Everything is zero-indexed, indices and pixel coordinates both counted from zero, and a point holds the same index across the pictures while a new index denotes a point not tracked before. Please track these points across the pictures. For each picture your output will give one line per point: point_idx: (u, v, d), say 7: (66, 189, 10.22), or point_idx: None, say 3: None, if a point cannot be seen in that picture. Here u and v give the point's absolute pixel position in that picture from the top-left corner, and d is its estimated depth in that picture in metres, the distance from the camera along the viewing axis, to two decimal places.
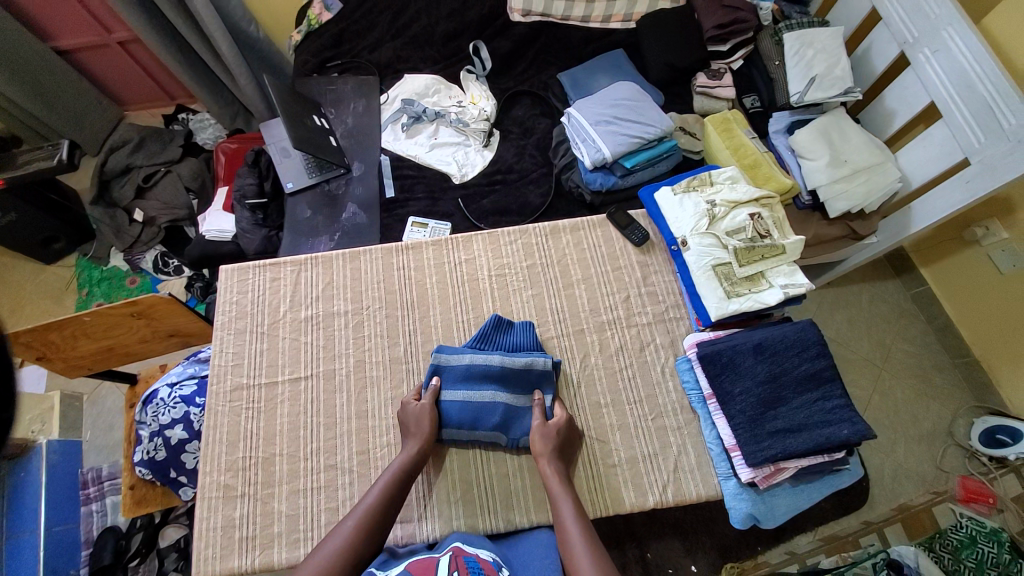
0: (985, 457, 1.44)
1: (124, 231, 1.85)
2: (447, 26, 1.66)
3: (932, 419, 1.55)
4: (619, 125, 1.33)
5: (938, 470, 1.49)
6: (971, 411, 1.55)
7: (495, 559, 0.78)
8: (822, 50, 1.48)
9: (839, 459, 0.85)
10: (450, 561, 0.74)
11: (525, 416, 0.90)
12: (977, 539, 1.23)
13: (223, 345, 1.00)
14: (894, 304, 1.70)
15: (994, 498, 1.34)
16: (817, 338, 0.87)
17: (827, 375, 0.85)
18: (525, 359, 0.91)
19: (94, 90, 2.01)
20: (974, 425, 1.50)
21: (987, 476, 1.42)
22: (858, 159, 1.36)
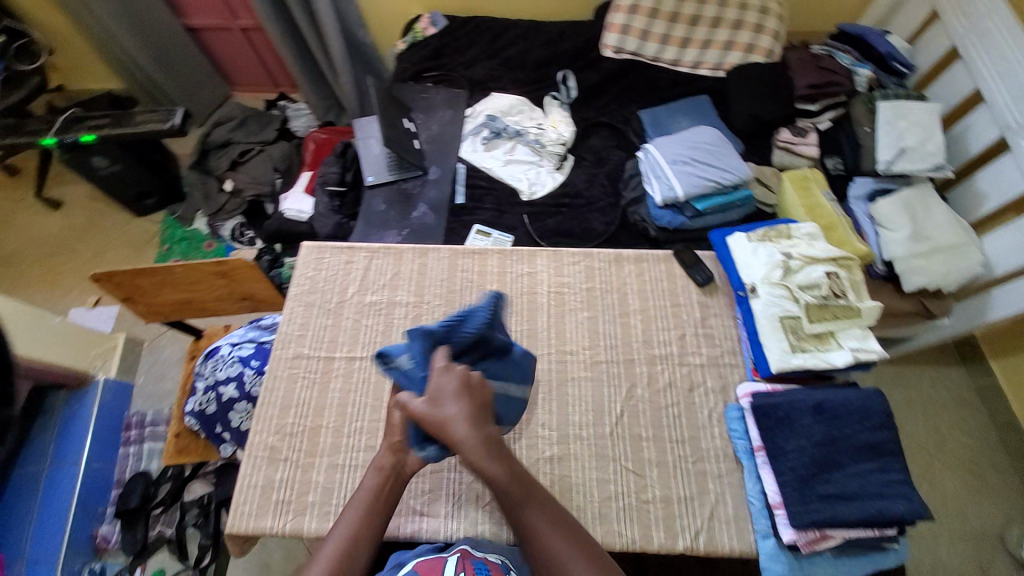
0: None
1: (212, 199, 2.02)
2: (541, 54, 1.75)
3: (982, 519, 1.44)
4: (695, 167, 1.35)
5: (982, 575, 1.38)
6: None
7: (502, 562, 0.81)
8: (916, 123, 1.45)
9: (889, 538, 0.81)
10: (457, 561, 0.77)
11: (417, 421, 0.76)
12: None
13: (292, 315, 1.06)
14: (955, 392, 1.59)
15: None
16: (883, 409, 0.83)
17: (887, 448, 0.81)
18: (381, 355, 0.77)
19: (211, 69, 2.23)
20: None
21: None
22: (940, 238, 1.33)
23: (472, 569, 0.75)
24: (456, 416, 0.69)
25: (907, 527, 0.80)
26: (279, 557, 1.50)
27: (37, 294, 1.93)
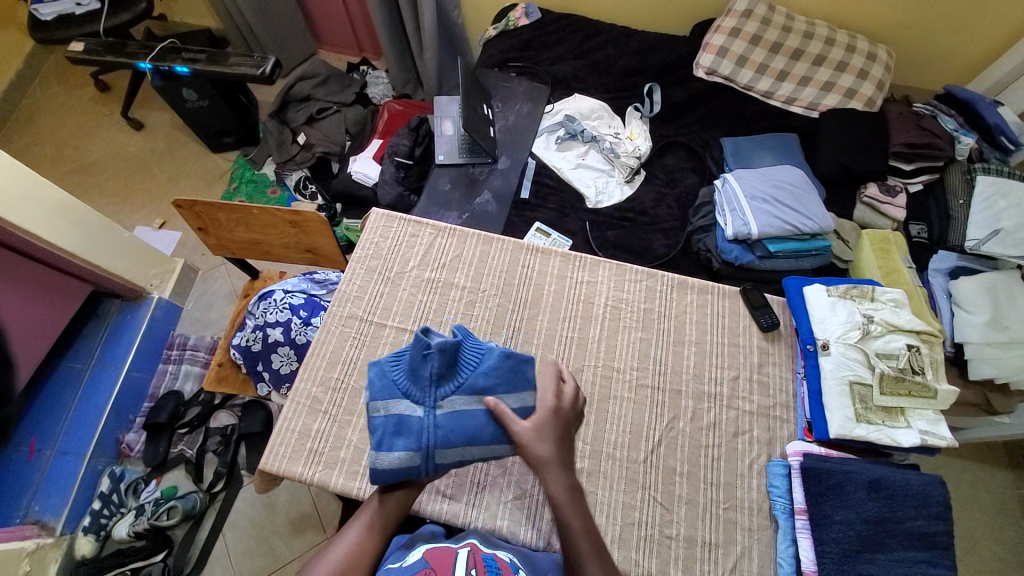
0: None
1: (284, 147, 2.08)
2: (630, 63, 1.72)
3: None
4: (775, 206, 1.30)
5: None
6: None
7: (512, 561, 0.79)
8: (1016, 206, 1.37)
9: None
10: (468, 556, 0.75)
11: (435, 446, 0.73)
12: None
13: (353, 276, 1.08)
14: (998, 498, 1.59)
15: None
16: (943, 500, 0.79)
17: (939, 541, 0.76)
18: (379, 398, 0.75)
19: (304, 25, 2.28)
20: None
21: None
22: (1021, 330, 1.24)
23: (483, 565, 0.73)
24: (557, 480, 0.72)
25: None
26: (285, 500, 1.53)
27: (111, 207, 2.03)
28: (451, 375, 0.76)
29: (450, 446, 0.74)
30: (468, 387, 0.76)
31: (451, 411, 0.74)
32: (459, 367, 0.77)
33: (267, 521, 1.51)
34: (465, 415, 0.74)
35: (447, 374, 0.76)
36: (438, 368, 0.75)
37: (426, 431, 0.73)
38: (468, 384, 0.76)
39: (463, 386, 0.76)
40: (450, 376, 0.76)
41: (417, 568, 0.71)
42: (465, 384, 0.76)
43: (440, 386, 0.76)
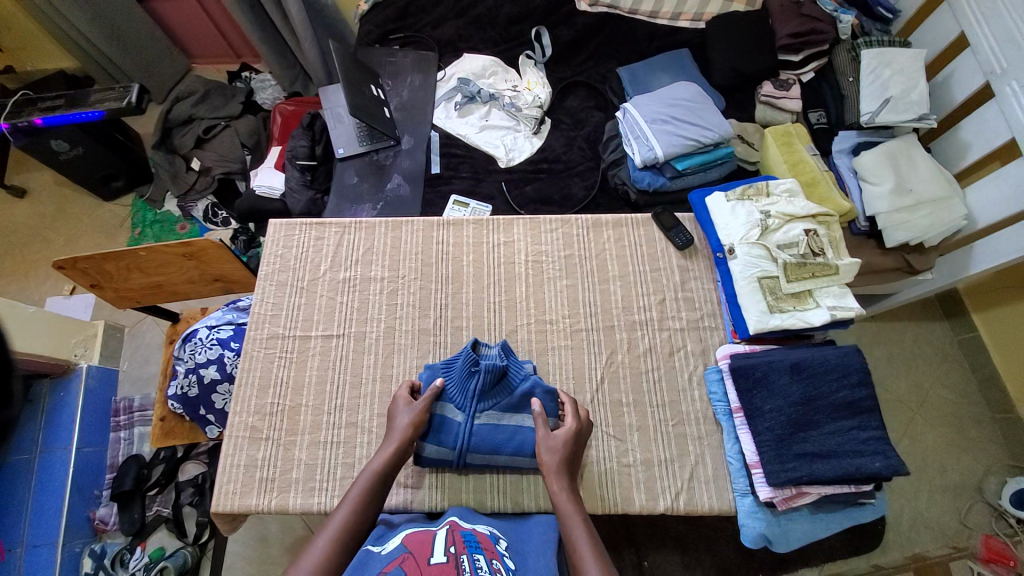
0: (1012, 519, 1.49)
1: (181, 178, 1.94)
2: (512, 10, 1.66)
3: (961, 472, 1.60)
4: (675, 126, 1.30)
5: (961, 525, 1.54)
6: (1004, 468, 1.59)
7: (491, 532, 0.79)
8: (900, 71, 1.40)
9: (865, 493, 0.81)
10: (447, 535, 0.74)
11: (477, 438, 0.87)
12: None
13: (265, 294, 1.03)
14: (939, 348, 1.75)
15: (1014, 561, 1.44)
16: (861, 366, 0.82)
17: (864, 405, 0.79)
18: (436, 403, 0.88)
19: (166, 39, 2.08)
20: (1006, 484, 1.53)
21: (1012, 537, 1.49)
22: (924, 190, 1.31)
23: (462, 541, 0.73)
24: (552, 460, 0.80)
25: (884, 481, 0.80)
26: (276, 531, 1.50)
27: (8, 284, 1.86)
28: (495, 394, 0.88)
29: (480, 450, 0.87)
30: (505, 405, 0.88)
31: (488, 423, 0.87)
32: (503, 386, 0.89)
33: (263, 557, 1.47)
34: (499, 428, 0.87)
35: (492, 392, 0.88)
36: (482, 386, 0.87)
37: (463, 434, 0.87)
38: (509, 402, 0.88)
39: (502, 403, 0.88)
40: (492, 394, 0.88)
41: (396, 554, 0.69)
42: (505, 403, 0.88)
43: (481, 400, 0.87)
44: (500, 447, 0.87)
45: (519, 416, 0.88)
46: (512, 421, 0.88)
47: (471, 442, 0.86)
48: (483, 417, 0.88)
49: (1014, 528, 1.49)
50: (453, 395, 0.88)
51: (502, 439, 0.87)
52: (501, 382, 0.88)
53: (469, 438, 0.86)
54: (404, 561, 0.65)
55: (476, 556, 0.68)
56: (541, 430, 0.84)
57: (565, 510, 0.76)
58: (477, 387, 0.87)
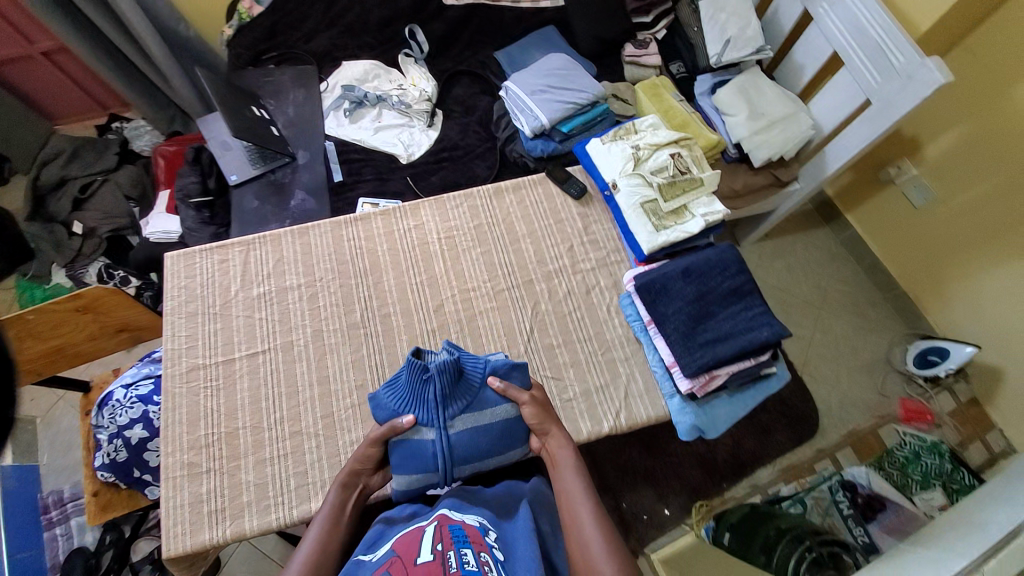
0: (920, 380, 1.79)
1: (64, 246, 1.78)
2: (382, 13, 1.69)
3: (873, 349, 1.87)
4: (554, 93, 1.40)
5: (882, 395, 1.81)
6: (906, 336, 1.88)
7: (480, 524, 0.77)
8: (733, 14, 1.56)
9: (766, 364, 0.91)
10: (434, 532, 0.72)
11: (461, 442, 0.86)
12: (921, 454, 1.65)
13: (175, 329, 1.00)
14: (828, 250, 2.03)
15: (932, 416, 1.74)
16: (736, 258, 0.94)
17: (746, 289, 0.91)
18: (410, 432, 0.85)
19: (23, 105, 1.90)
20: (908, 351, 1.82)
21: (926, 396, 1.79)
22: (773, 113, 1.51)
23: (450, 537, 0.71)
24: (565, 455, 0.86)
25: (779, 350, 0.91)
26: None
27: None
28: (460, 395, 0.87)
29: (465, 457, 0.86)
30: (473, 403, 0.87)
31: (464, 428, 0.86)
32: (465, 383, 0.87)
33: None
34: (479, 428, 0.87)
35: (456, 395, 0.87)
36: (443, 388, 0.85)
37: (443, 449, 0.85)
38: (478, 397, 0.88)
39: (467, 402, 0.87)
40: (457, 395, 0.87)
41: (384, 560, 0.68)
42: (475, 401, 0.87)
43: (447, 406, 0.86)
44: (487, 451, 0.88)
45: (491, 410, 0.88)
46: (492, 420, 0.88)
47: (455, 454, 0.85)
48: (457, 424, 0.86)
49: (924, 387, 1.79)
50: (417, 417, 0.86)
51: (488, 442, 0.87)
52: (460, 379, 0.87)
53: (450, 451, 0.85)
54: (391, 565, 0.65)
55: (464, 551, 0.67)
56: (513, 392, 0.88)
57: (571, 488, 0.81)
58: (442, 392, 0.85)
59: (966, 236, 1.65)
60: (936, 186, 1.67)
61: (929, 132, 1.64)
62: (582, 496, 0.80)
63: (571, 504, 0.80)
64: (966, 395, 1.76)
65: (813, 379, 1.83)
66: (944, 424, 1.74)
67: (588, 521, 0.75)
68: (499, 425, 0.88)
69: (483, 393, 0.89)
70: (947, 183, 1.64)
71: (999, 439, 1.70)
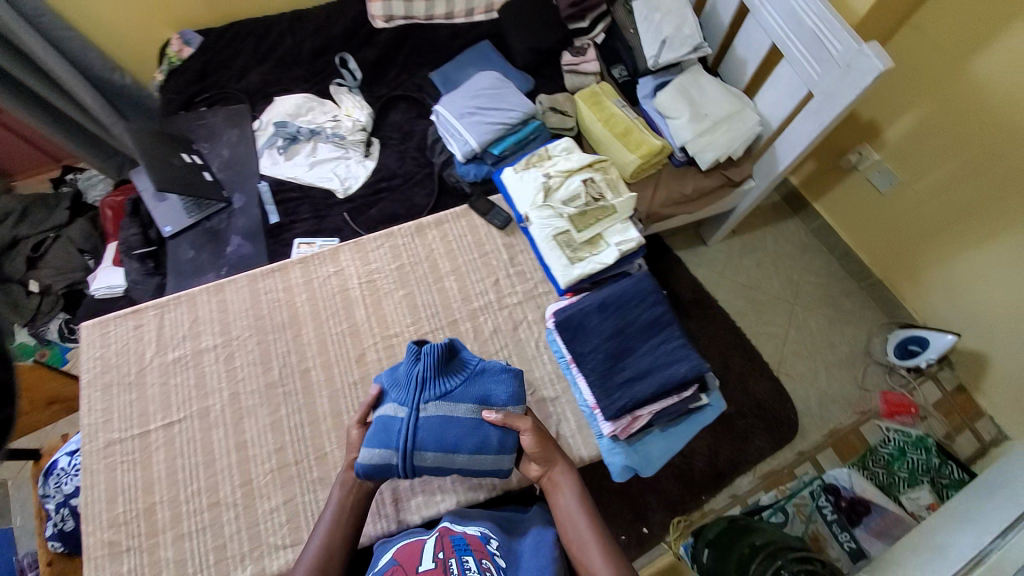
0: (903, 370, 1.73)
1: (21, 305, 1.69)
2: (313, 43, 1.65)
3: (848, 343, 1.81)
4: (482, 115, 1.35)
5: (862, 390, 1.75)
6: (884, 327, 1.81)
7: (482, 532, 0.80)
8: (669, 12, 1.52)
9: (694, 398, 0.89)
10: (436, 541, 0.76)
11: (427, 429, 0.81)
12: (906, 450, 1.58)
13: (92, 403, 0.96)
14: (798, 240, 1.96)
15: (916, 409, 1.67)
16: (651, 287, 0.92)
17: (665, 320, 0.87)
18: (386, 410, 0.83)
19: None
20: (888, 340, 1.76)
21: (909, 388, 1.73)
22: (716, 112, 1.45)
23: (451, 545, 0.75)
24: (563, 480, 0.86)
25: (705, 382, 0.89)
26: None
27: None
28: (445, 382, 0.84)
29: (425, 446, 0.81)
30: (456, 392, 0.83)
31: (434, 414, 0.82)
32: (452, 371, 0.86)
33: None
34: (448, 419, 0.82)
35: (442, 379, 0.85)
36: (430, 370, 0.84)
37: (406, 433, 0.80)
38: (461, 391, 0.84)
39: (450, 387, 0.84)
40: (441, 379, 0.84)
41: (388, 568, 0.74)
42: (456, 391, 0.84)
43: (426, 388, 0.83)
44: (454, 444, 0.82)
45: (471, 407, 0.83)
46: (467, 414, 0.83)
47: (417, 438, 0.80)
48: (428, 409, 0.82)
49: (906, 379, 1.73)
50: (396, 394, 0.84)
51: (457, 434, 0.81)
52: (449, 364, 0.86)
53: (412, 434, 0.80)
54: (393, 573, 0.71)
55: (465, 558, 0.72)
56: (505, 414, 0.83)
57: (574, 517, 0.83)
58: (429, 373, 0.83)
59: (934, 220, 1.59)
60: (900, 171, 1.60)
61: (887, 115, 1.55)
62: (587, 529, 0.81)
63: (577, 538, 0.81)
64: (951, 382, 1.70)
65: (788, 376, 1.76)
66: (928, 415, 1.68)
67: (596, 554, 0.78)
68: (475, 424, 0.83)
69: (472, 382, 0.86)
70: (909, 167, 1.57)
71: (989, 426, 1.64)
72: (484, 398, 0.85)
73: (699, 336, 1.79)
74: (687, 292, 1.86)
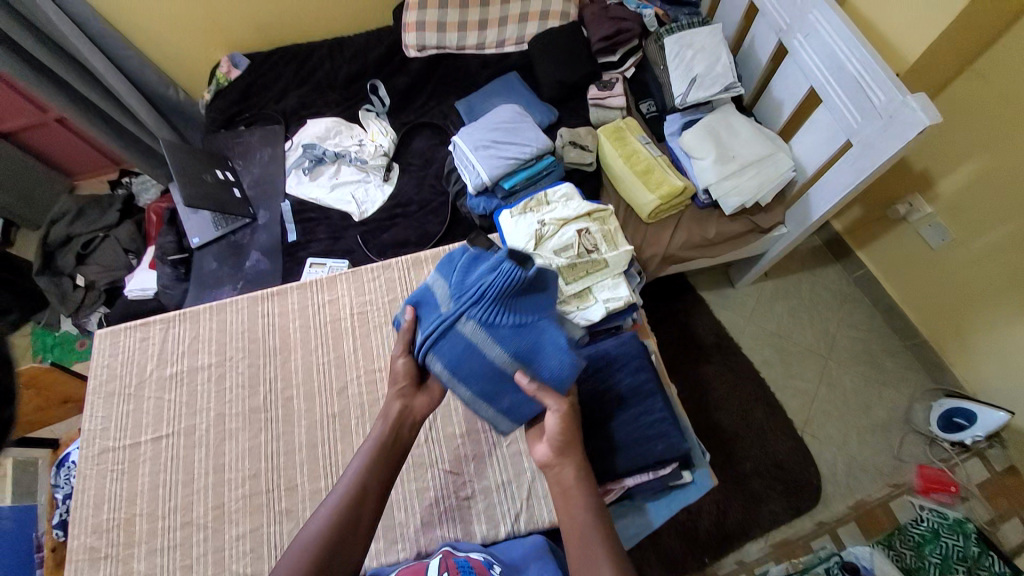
0: (946, 443, 1.55)
1: (68, 298, 1.86)
2: (349, 70, 1.72)
3: (887, 408, 1.64)
4: (497, 148, 1.35)
5: (897, 460, 1.57)
6: (928, 392, 1.64)
7: (485, 559, 0.79)
8: (701, 50, 1.46)
9: (672, 475, 0.92)
10: (440, 563, 0.74)
11: (455, 346, 0.79)
12: (940, 533, 1.37)
13: (93, 409, 1.01)
14: (837, 290, 1.81)
15: (956, 488, 1.50)
16: (638, 351, 0.97)
17: (647, 390, 0.93)
18: (438, 294, 0.83)
19: (44, 167, 2.07)
20: (932, 409, 1.59)
21: (950, 463, 1.55)
22: (746, 154, 1.37)
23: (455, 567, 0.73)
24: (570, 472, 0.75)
25: (685, 460, 0.92)
26: None
27: None
28: (504, 314, 0.78)
29: (440, 360, 0.79)
30: (509, 325, 0.79)
31: (469, 336, 0.78)
32: (517, 303, 0.80)
33: None
34: (475, 347, 0.78)
35: (503, 307, 0.79)
36: (498, 289, 0.77)
37: (438, 331, 0.79)
38: (514, 330, 0.79)
39: (508, 318, 0.78)
40: (503, 304, 0.78)
41: None
42: (511, 324, 0.79)
43: (482, 303, 0.78)
44: (465, 375, 0.80)
45: (507, 353, 0.79)
46: (497, 355, 0.79)
47: (437, 344, 0.79)
48: (466, 327, 0.78)
49: (948, 453, 1.55)
50: (452, 288, 0.81)
51: (475, 367, 0.79)
52: (518, 296, 0.79)
53: (441, 334, 0.78)
54: None
55: None
56: (534, 390, 0.77)
57: (579, 515, 0.72)
58: (491, 302, 0.77)
59: (993, 284, 1.41)
60: (953, 226, 1.45)
61: (940, 166, 1.42)
62: (594, 529, 0.70)
63: (585, 549, 0.69)
64: (1001, 463, 1.52)
65: (815, 439, 1.61)
66: (971, 496, 1.50)
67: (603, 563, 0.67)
68: (498, 372, 0.80)
69: (530, 330, 0.80)
70: (964, 223, 1.42)
71: None
72: (530, 355, 0.80)
73: (718, 386, 1.67)
74: (707, 335, 1.75)
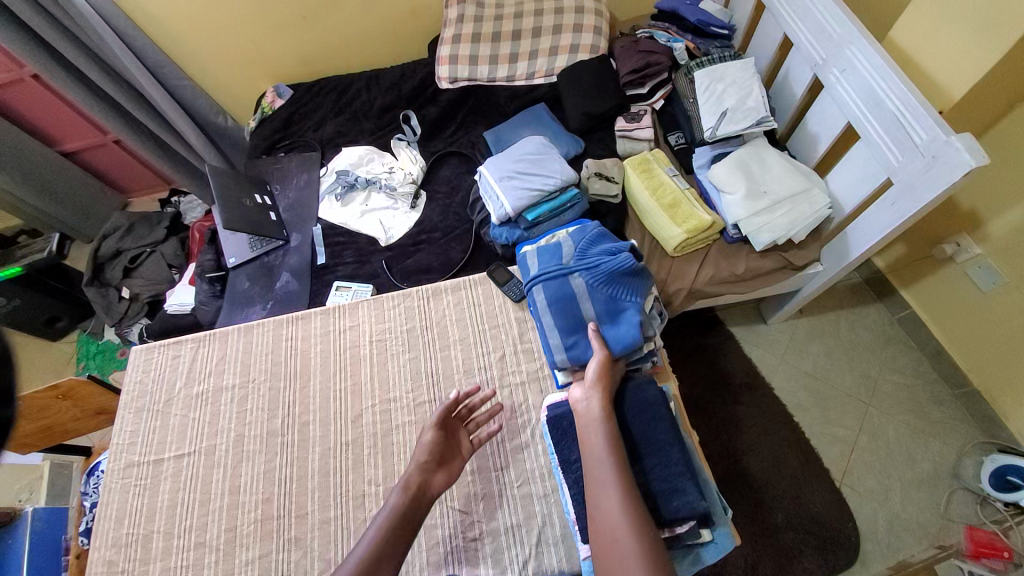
0: (999, 504, 1.41)
1: (113, 308, 1.98)
2: (384, 100, 1.79)
3: (934, 462, 1.51)
4: (522, 180, 1.36)
5: (945, 521, 1.44)
6: (980, 446, 1.51)
7: None
8: (732, 83, 1.45)
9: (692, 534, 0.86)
10: None
11: (565, 285, 1.03)
12: None
13: (124, 423, 1.06)
14: (879, 331, 1.70)
15: (1010, 554, 1.30)
16: (654, 397, 0.94)
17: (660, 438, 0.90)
18: (560, 249, 1.10)
19: (101, 185, 2.24)
20: (982, 464, 1.46)
21: (1002, 525, 1.39)
22: (778, 189, 1.33)
23: None
24: (590, 410, 0.88)
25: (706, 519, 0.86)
26: None
27: None
28: (607, 286, 1.02)
29: (547, 288, 1.03)
30: (608, 295, 1.02)
31: (579, 283, 1.02)
32: (619, 285, 1.03)
33: None
34: (580, 295, 1.02)
35: (610, 280, 1.02)
36: (613, 268, 1.02)
37: (557, 270, 1.04)
38: (613, 301, 1.01)
39: (610, 291, 1.02)
40: (609, 280, 1.02)
41: None
42: (607, 293, 1.02)
43: (598, 269, 1.03)
44: (558, 308, 1.02)
45: (597, 316, 1.01)
46: (588, 307, 1.02)
47: (549, 277, 1.04)
48: (576, 278, 1.03)
49: (1004, 515, 1.40)
50: (577, 249, 1.08)
51: (569, 306, 1.01)
52: (621, 279, 1.03)
53: (558, 271, 1.04)
54: None
55: None
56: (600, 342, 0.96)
57: (596, 456, 0.82)
58: (605, 271, 1.02)
59: None
60: (1006, 269, 1.35)
61: (991, 206, 1.33)
62: (609, 472, 0.80)
63: (599, 479, 0.80)
64: None
65: (853, 493, 1.50)
66: None
67: (615, 503, 0.77)
68: (584, 321, 1.01)
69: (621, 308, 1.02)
70: (1019, 267, 1.32)
71: None
72: (610, 323, 1.02)
73: (747, 429, 1.59)
74: (736, 373, 1.68)
